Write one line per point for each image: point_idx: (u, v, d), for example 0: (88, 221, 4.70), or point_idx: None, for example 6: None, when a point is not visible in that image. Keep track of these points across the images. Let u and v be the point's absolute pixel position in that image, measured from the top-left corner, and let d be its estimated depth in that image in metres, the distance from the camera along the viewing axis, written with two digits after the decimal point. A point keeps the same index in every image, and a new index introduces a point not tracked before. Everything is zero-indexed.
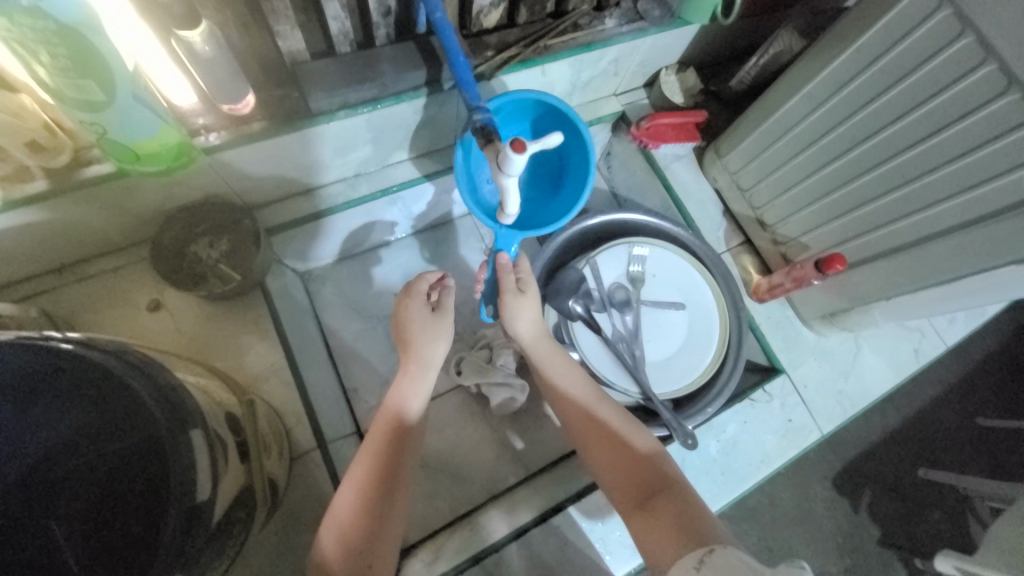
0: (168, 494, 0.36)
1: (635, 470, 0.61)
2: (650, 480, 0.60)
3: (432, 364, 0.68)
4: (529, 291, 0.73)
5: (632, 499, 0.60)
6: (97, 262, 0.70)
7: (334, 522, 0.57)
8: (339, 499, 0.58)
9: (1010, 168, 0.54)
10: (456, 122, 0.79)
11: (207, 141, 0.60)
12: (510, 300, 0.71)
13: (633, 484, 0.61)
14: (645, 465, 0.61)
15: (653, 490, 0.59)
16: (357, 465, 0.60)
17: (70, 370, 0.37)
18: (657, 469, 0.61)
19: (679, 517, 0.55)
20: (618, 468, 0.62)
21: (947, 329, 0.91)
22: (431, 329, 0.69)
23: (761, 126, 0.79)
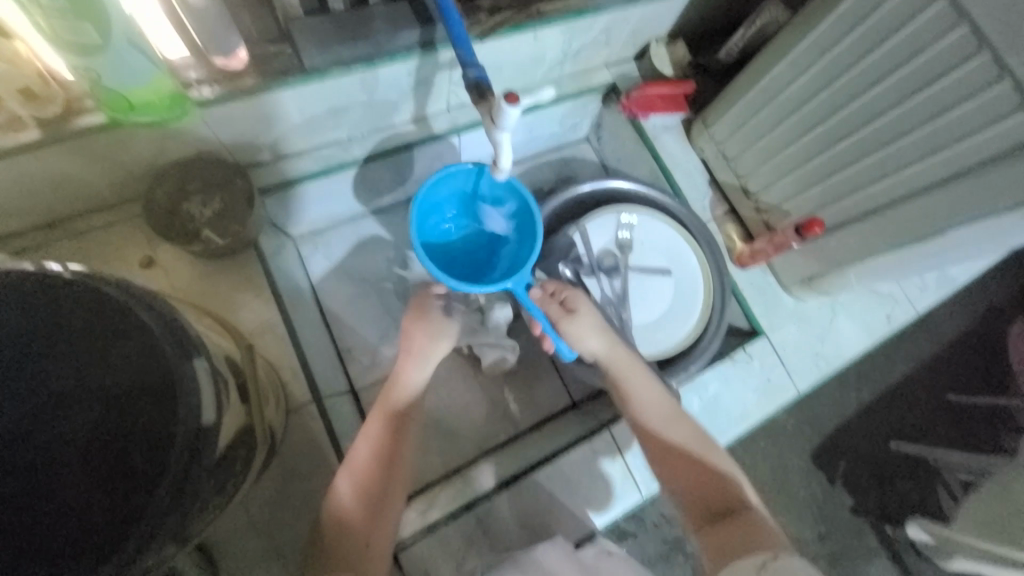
0: (174, 416, 0.38)
1: (704, 486, 0.61)
2: (719, 496, 0.60)
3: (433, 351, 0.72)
4: (580, 310, 0.74)
5: (702, 514, 0.60)
6: (87, 219, 0.70)
7: (351, 470, 0.60)
8: (355, 449, 0.62)
9: (975, 129, 0.57)
10: (449, 87, 0.79)
11: (201, 95, 0.60)
12: (566, 325, 0.73)
13: (703, 500, 0.61)
14: (714, 480, 0.62)
15: (724, 507, 0.59)
16: (371, 425, 0.64)
17: (72, 297, 0.39)
18: (726, 485, 0.61)
19: (750, 529, 0.55)
20: (686, 484, 0.62)
21: (917, 297, 0.96)
22: (434, 329, 0.73)
23: (746, 96, 0.82)
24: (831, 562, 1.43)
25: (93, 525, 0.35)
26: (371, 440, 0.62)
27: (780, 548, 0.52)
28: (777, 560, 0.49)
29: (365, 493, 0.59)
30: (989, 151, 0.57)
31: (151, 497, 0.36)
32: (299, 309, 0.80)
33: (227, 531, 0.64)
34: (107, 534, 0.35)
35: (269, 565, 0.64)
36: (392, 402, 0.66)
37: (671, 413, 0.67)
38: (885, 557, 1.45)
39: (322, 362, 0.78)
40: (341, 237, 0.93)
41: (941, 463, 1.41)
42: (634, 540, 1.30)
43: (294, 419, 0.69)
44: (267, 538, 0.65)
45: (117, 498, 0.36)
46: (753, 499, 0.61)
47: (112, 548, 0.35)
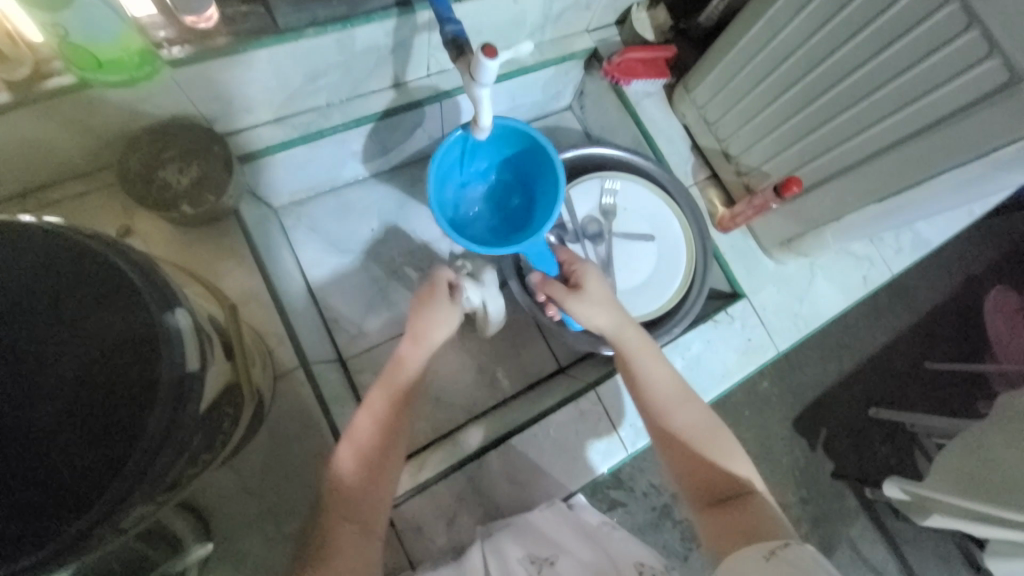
0: (156, 363, 0.38)
1: (710, 470, 0.61)
2: (724, 483, 0.60)
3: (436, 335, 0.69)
4: (587, 286, 0.72)
5: (706, 499, 0.60)
6: (62, 188, 0.69)
7: (354, 441, 0.59)
8: (358, 421, 0.61)
9: (946, 79, 0.58)
10: (429, 52, 0.78)
11: (170, 54, 0.58)
12: (572, 304, 0.71)
13: (707, 484, 0.61)
14: (719, 465, 0.61)
15: (728, 493, 0.59)
16: (376, 398, 0.63)
17: (50, 246, 0.38)
18: (731, 470, 0.61)
19: (756, 517, 0.55)
20: (691, 467, 0.62)
21: (893, 258, 0.98)
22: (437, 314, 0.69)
23: (726, 58, 0.82)
24: (813, 524, 1.48)
25: (76, 472, 0.35)
26: (374, 414, 0.61)
27: (788, 538, 0.51)
28: (786, 550, 0.48)
29: (364, 464, 0.58)
30: (959, 101, 0.58)
31: (136, 443, 0.36)
32: (284, 279, 0.79)
33: (220, 496, 0.65)
34: (91, 480, 0.35)
35: (262, 527, 0.66)
36: (399, 369, 0.65)
37: (680, 393, 0.67)
38: (865, 519, 1.51)
39: (309, 332, 0.78)
40: (324, 207, 0.92)
41: (918, 427, 1.42)
42: (624, 510, 1.34)
43: (282, 385, 0.69)
44: (259, 502, 0.66)
45: (100, 445, 0.36)
46: (757, 487, 0.61)
47: (96, 495, 0.35)
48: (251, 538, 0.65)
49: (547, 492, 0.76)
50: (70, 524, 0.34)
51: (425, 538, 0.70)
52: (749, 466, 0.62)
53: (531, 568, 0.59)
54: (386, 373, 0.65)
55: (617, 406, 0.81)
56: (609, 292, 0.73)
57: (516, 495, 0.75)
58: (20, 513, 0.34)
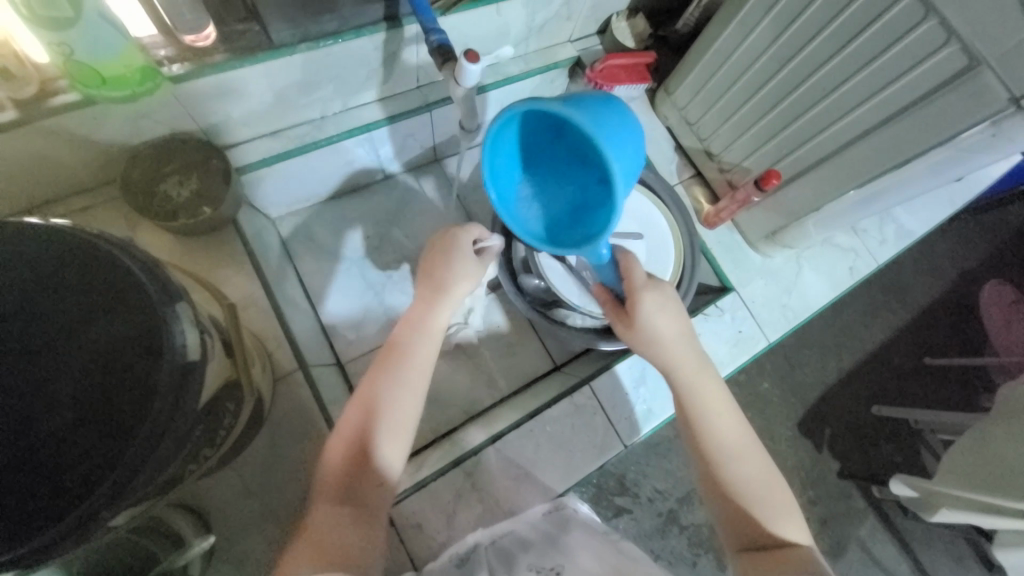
0: (158, 351, 0.39)
1: (756, 522, 0.61)
2: (770, 534, 0.60)
3: (457, 290, 0.72)
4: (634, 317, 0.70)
5: (750, 546, 0.60)
6: (65, 203, 0.72)
7: (342, 435, 0.61)
8: (345, 418, 0.62)
9: (908, 68, 0.62)
10: (418, 63, 0.81)
11: (172, 71, 0.61)
12: (626, 335, 0.73)
13: (752, 533, 0.60)
14: (767, 518, 0.61)
15: (772, 544, 0.59)
16: (362, 392, 0.63)
17: (61, 245, 0.41)
18: (778, 525, 0.61)
19: (802, 564, 0.55)
20: (736, 513, 0.62)
21: (879, 249, 1.00)
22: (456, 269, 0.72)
23: (702, 60, 0.86)
24: (821, 525, 1.47)
25: (81, 459, 0.36)
26: (355, 423, 0.61)
27: None
28: None
29: (348, 469, 0.59)
30: (924, 87, 0.61)
31: (140, 426, 0.37)
32: (283, 287, 0.81)
33: (221, 499, 0.66)
34: (96, 466, 0.36)
35: (262, 528, 0.66)
36: (392, 352, 0.66)
37: (741, 443, 0.66)
38: (874, 518, 1.49)
39: (309, 337, 0.80)
40: (321, 217, 0.95)
41: (921, 422, 1.42)
42: (630, 516, 1.33)
43: (282, 387, 0.71)
44: (260, 502, 0.67)
45: (104, 433, 0.37)
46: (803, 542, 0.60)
47: (100, 480, 0.36)
48: (252, 538, 0.66)
49: (546, 486, 0.77)
50: (77, 505, 0.35)
51: (426, 535, 0.71)
52: (797, 525, 0.62)
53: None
54: (377, 363, 0.66)
55: (612, 401, 0.83)
56: (678, 313, 0.71)
57: (516, 491, 0.76)
58: (32, 495, 0.36)
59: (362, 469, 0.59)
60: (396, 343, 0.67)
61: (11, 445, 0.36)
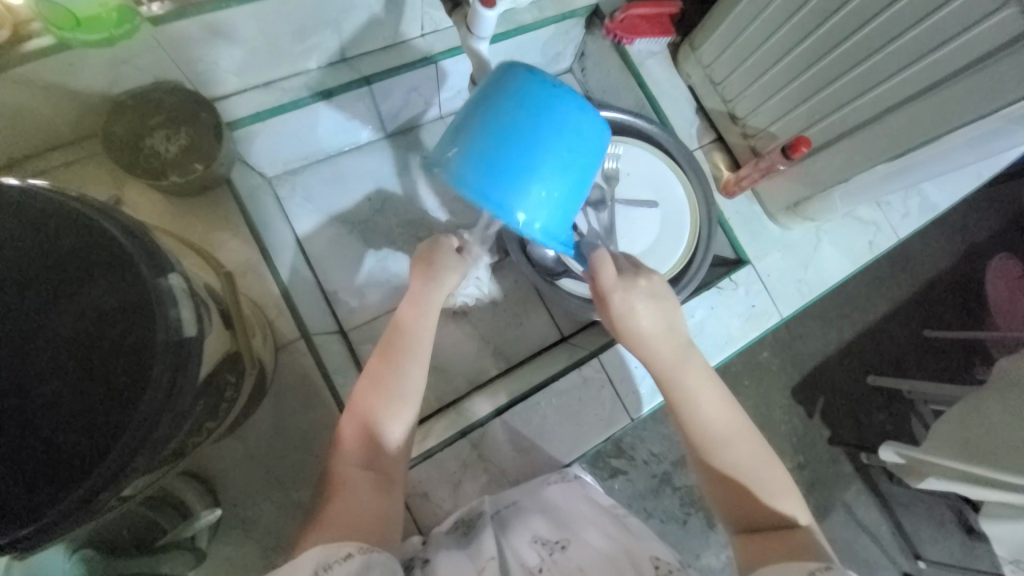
0: (150, 327, 0.36)
1: (753, 504, 0.59)
2: (766, 515, 0.59)
3: (445, 283, 0.67)
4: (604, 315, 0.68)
5: (746, 529, 0.59)
6: (47, 158, 0.68)
7: (351, 415, 0.59)
8: (353, 400, 0.60)
9: (963, 29, 0.56)
10: (422, 8, 0.74)
11: (152, 11, 0.55)
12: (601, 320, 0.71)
13: (748, 516, 0.59)
14: (762, 498, 0.60)
15: (769, 525, 0.58)
16: (367, 375, 0.61)
17: (38, 209, 0.37)
18: (775, 504, 0.59)
19: (797, 546, 0.53)
20: (732, 499, 0.61)
21: (900, 223, 0.96)
22: (444, 268, 0.67)
23: (734, 12, 0.79)
24: (809, 490, 1.51)
25: (77, 439, 0.34)
26: (361, 405, 0.59)
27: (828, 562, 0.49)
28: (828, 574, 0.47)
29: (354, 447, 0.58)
30: (977, 52, 0.55)
31: (135, 406, 0.35)
32: (281, 251, 0.78)
33: (227, 466, 0.66)
34: (93, 446, 0.34)
35: (269, 495, 0.66)
36: (397, 334, 0.63)
37: (735, 424, 0.63)
38: (860, 483, 1.53)
39: (309, 304, 0.77)
40: (319, 176, 0.91)
41: (916, 394, 1.42)
42: (625, 478, 1.36)
43: (284, 356, 0.69)
44: (267, 471, 0.67)
45: (97, 413, 0.35)
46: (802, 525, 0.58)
47: (98, 460, 0.34)
48: (260, 505, 0.66)
49: (551, 458, 0.76)
50: (74, 488, 0.34)
51: (431, 504, 0.71)
52: (794, 504, 0.60)
53: (542, 550, 0.57)
54: (382, 347, 0.63)
55: (621, 375, 0.81)
56: (666, 303, 0.65)
57: (520, 461, 0.76)
58: (24, 477, 0.34)
59: (367, 448, 0.58)
60: (399, 329, 0.64)
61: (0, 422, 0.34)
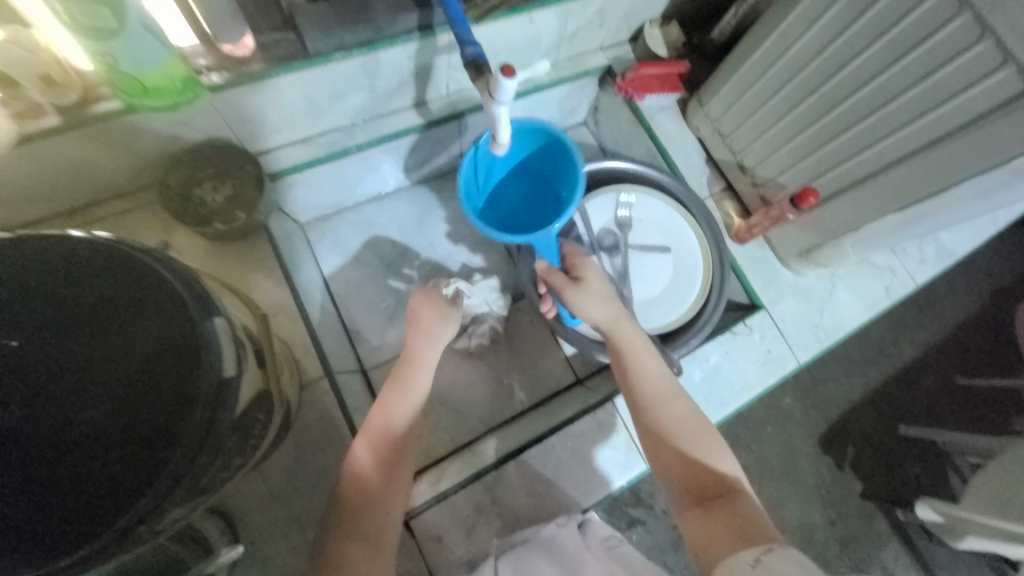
0: (195, 368, 0.39)
1: (695, 471, 0.61)
2: (707, 481, 0.60)
3: (439, 335, 0.72)
4: (586, 277, 0.75)
5: (689, 497, 0.59)
6: (106, 206, 0.75)
7: (368, 439, 0.63)
8: (371, 421, 0.64)
9: (961, 89, 0.59)
10: (449, 71, 0.80)
11: (210, 80, 0.62)
12: (571, 294, 0.73)
13: (691, 483, 0.60)
14: (704, 461, 0.61)
15: (712, 492, 0.59)
16: (386, 401, 0.66)
17: (102, 257, 0.41)
18: (716, 468, 0.61)
19: (742, 519, 0.54)
20: (674, 463, 0.62)
21: (917, 269, 0.96)
22: (441, 319, 0.72)
23: (739, 72, 0.84)
24: (842, 547, 1.42)
25: (114, 475, 0.37)
26: (379, 429, 0.63)
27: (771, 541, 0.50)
28: (771, 556, 0.47)
29: (377, 465, 0.61)
30: (978, 109, 0.58)
31: (176, 443, 0.38)
32: (309, 292, 0.82)
33: (248, 502, 0.67)
34: (130, 482, 0.37)
35: (287, 533, 0.67)
36: (409, 363, 0.69)
37: (672, 387, 0.68)
38: (897, 542, 1.44)
39: (332, 343, 0.81)
40: (345, 222, 0.96)
41: (950, 445, 1.36)
42: (644, 528, 1.30)
43: (308, 394, 0.72)
44: (284, 508, 0.68)
45: (138, 449, 0.37)
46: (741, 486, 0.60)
47: (137, 495, 0.36)
48: (278, 543, 0.67)
49: (565, 503, 0.76)
50: (113, 522, 0.36)
51: (444, 548, 0.71)
52: (731, 463, 0.62)
53: None
54: (397, 373, 0.69)
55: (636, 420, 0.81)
56: (608, 289, 0.75)
57: (534, 506, 0.75)
58: (64, 509, 0.36)
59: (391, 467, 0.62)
60: (413, 358, 0.70)
61: (37, 458, 0.36)
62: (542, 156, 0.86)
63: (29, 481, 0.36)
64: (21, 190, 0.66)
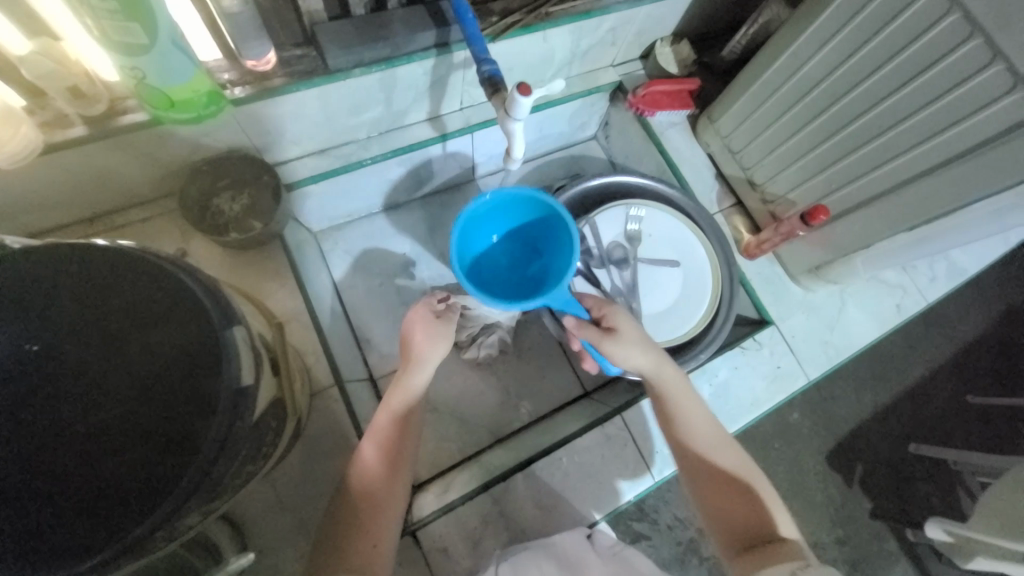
0: (215, 377, 0.40)
1: (744, 515, 0.63)
2: (758, 527, 0.61)
3: (432, 352, 0.71)
4: (622, 327, 0.71)
5: (738, 541, 0.61)
6: (127, 214, 0.76)
7: (374, 434, 0.65)
8: (376, 418, 0.66)
9: (973, 111, 0.59)
10: (463, 87, 0.82)
11: (234, 94, 0.64)
12: (610, 347, 0.69)
13: (744, 531, 0.62)
14: (753, 510, 0.63)
15: (761, 535, 0.60)
16: (387, 405, 0.67)
17: (124, 266, 0.42)
18: (766, 516, 0.62)
19: (793, 555, 0.56)
20: (724, 509, 0.64)
21: (928, 286, 0.96)
22: (434, 332, 0.72)
23: (750, 90, 0.85)
24: (850, 567, 1.39)
25: (131, 482, 0.37)
26: (378, 427, 0.65)
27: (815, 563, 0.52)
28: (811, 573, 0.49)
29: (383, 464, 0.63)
30: (988, 132, 0.59)
31: (194, 453, 0.38)
32: (321, 301, 0.84)
33: (256, 510, 0.68)
34: (146, 488, 0.37)
35: (294, 542, 0.68)
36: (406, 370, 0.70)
37: (715, 435, 0.68)
38: (907, 563, 1.41)
39: (343, 350, 0.81)
40: (358, 231, 0.98)
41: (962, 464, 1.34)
42: (648, 543, 1.29)
43: (318, 402, 0.73)
44: (293, 515, 0.69)
45: (157, 458, 0.38)
46: (790, 533, 0.61)
47: (155, 502, 0.37)
48: (285, 551, 0.67)
49: (572, 517, 0.76)
50: (129, 530, 0.36)
51: (451, 560, 0.71)
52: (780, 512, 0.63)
53: None
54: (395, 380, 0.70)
55: (644, 433, 0.81)
56: (643, 334, 0.72)
57: (541, 519, 0.75)
58: (84, 517, 0.36)
59: (399, 460, 0.64)
60: (412, 369, 0.69)
61: (56, 461, 0.37)
62: (539, 224, 0.81)
63: (48, 484, 0.36)
64: (46, 198, 0.68)
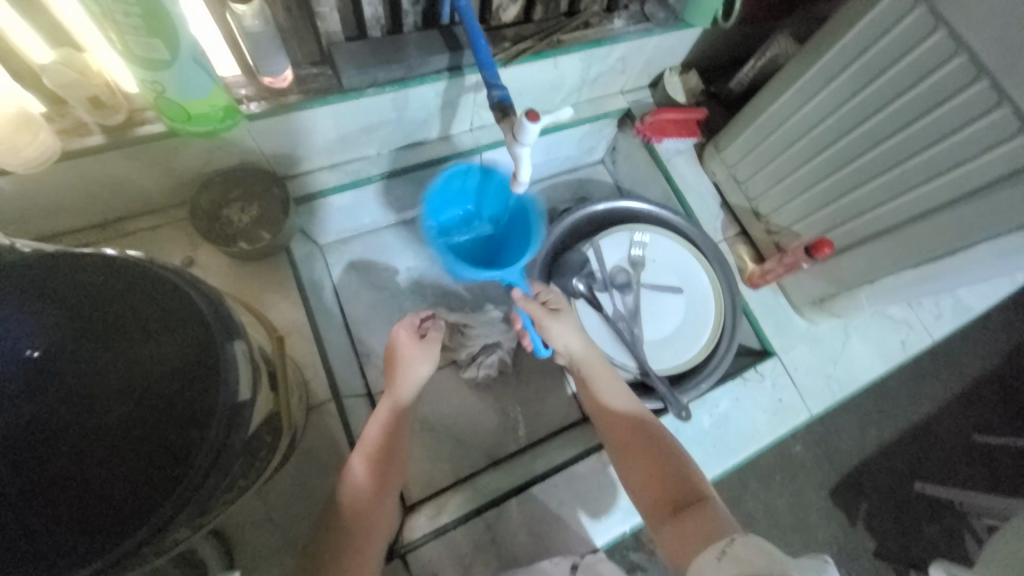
0: (212, 391, 0.40)
1: (663, 480, 0.64)
2: (677, 490, 0.63)
3: (414, 371, 0.70)
4: (563, 312, 0.77)
5: (664, 510, 0.62)
6: (137, 221, 0.77)
7: (365, 450, 0.64)
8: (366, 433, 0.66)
9: (980, 151, 0.60)
10: (473, 109, 0.83)
11: (249, 109, 0.66)
12: (549, 324, 0.75)
13: (662, 496, 0.63)
14: (673, 474, 0.64)
15: (683, 500, 0.61)
16: (375, 419, 0.67)
17: (132, 276, 0.42)
18: (685, 478, 0.64)
19: (711, 523, 0.57)
20: (646, 480, 0.65)
21: (933, 322, 0.95)
22: (420, 353, 0.71)
23: (755, 122, 0.86)
24: None
25: (120, 494, 0.37)
26: (370, 442, 0.65)
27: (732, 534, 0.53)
28: (734, 545, 0.50)
29: (375, 482, 0.63)
30: (991, 174, 0.59)
31: (186, 466, 0.38)
32: (323, 314, 0.84)
33: (246, 525, 0.67)
34: (137, 500, 0.37)
35: (282, 559, 0.66)
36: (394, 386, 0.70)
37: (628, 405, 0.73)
38: None
39: (342, 364, 0.81)
40: (363, 246, 0.98)
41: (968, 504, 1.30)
42: None
43: (315, 416, 0.73)
44: (282, 532, 0.67)
45: (147, 470, 0.37)
46: (710, 491, 0.63)
47: (144, 516, 0.37)
48: (272, 569, 0.66)
49: (565, 545, 0.74)
50: (117, 543, 0.36)
51: None
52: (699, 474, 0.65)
53: None
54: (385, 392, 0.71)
55: None
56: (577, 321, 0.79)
57: (533, 546, 0.74)
58: (72, 530, 0.36)
59: (387, 475, 0.64)
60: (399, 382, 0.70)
61: (49, 470, 0.37)
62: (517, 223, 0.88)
63: (40, 494, 0.36)
64: (60, 203, 0.69)
